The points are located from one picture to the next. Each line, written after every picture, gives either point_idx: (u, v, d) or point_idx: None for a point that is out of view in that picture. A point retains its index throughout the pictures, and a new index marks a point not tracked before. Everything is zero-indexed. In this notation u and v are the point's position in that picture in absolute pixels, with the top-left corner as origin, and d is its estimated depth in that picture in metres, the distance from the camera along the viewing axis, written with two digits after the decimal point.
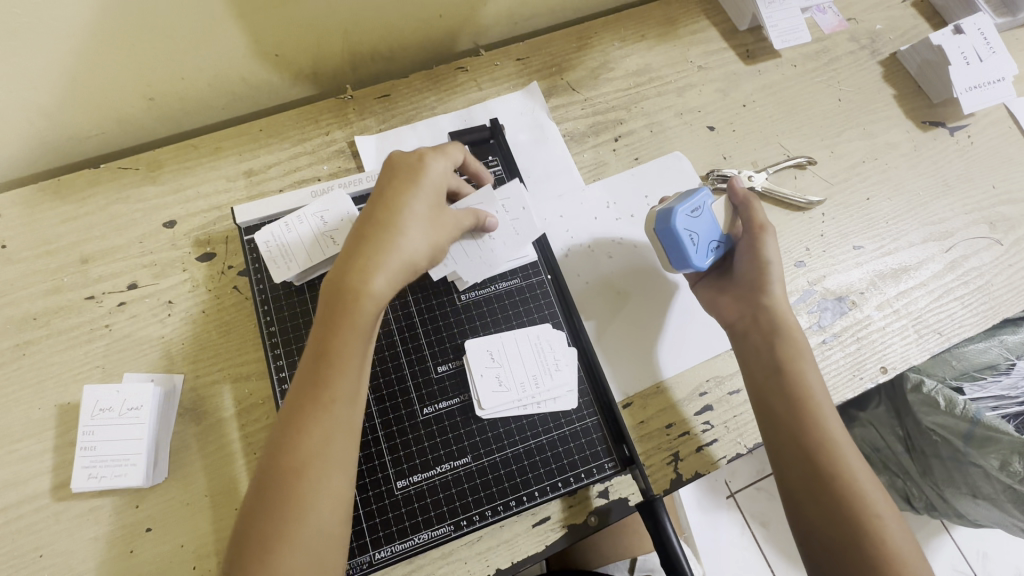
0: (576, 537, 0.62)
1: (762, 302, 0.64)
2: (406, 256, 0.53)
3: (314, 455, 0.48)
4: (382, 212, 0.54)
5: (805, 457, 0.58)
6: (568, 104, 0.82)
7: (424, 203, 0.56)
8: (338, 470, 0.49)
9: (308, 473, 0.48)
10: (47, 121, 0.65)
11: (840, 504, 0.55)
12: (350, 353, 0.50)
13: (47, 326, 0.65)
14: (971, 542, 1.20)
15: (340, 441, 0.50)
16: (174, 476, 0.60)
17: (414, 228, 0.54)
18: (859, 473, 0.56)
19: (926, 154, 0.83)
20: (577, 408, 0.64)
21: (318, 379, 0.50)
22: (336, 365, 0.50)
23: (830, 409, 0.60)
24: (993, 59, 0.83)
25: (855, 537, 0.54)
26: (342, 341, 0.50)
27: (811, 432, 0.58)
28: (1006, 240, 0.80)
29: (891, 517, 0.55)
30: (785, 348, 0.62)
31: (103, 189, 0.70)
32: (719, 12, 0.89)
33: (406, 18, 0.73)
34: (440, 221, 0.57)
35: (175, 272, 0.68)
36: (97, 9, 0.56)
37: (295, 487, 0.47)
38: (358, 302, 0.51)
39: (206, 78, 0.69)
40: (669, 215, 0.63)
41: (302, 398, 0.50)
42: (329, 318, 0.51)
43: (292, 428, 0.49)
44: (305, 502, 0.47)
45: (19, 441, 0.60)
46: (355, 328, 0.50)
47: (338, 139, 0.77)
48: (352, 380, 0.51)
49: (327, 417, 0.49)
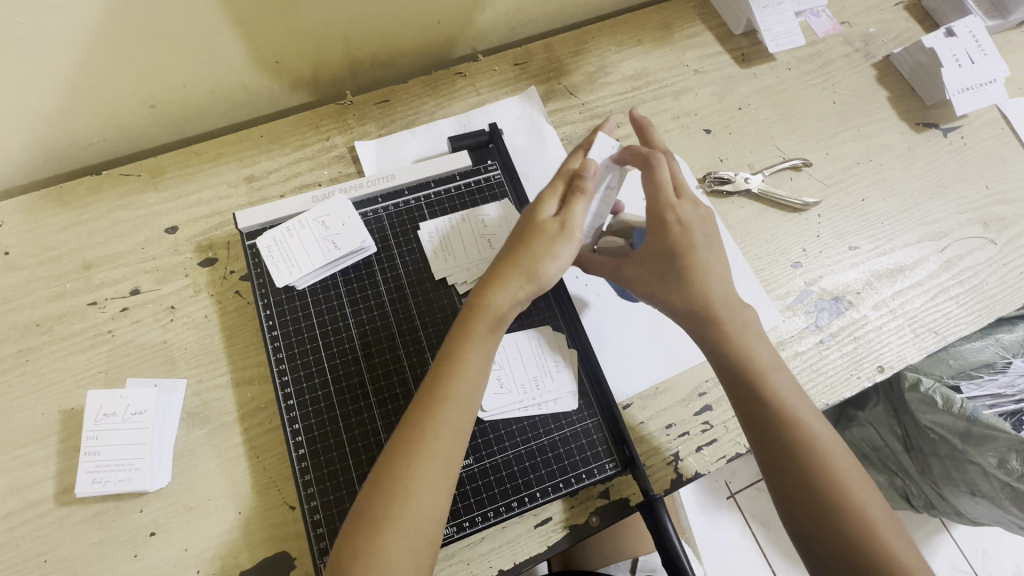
0: (577, 537, 0.63)
1: (696, 292, 0.58)
2: (534, 263, 0.56)
3: (428, 453, 0.50)
4: (524, 239, 0.57)
5: (794, 468, 0.53)
6: (565, 108, 0.83)
7: (556, 231, 0.57)
8: (442, 471, 0.50)
9: (415, 466, 0.49)
10: (50, 128, 0.66)
11: (837, 515, 0.51)
12: (475, 360, 0.54)
13: (50, 332, 0.65)
14: (971, 540, 1.20)
15: (448, 443, 0.51)
16: (177, 480, 0.61)
17: (540, 237, 0.57)
18: (842, 467, 0.53)
19: (919, 155, 0.84)
20: (577, 410, 0.65)
21: (446, 383, 0.53)
22: (456, 367, 0.53)
23: (811, 412, 0.56)
24: (985, 61, 0.84)
25: (856, 548, 0.50)
26: (473, 354, 0.54)
27: (786, 429, 0.54)
28: (1000, 239, 0.80)
29: (885, 516, 0.52)
30: (751, 349, 0.57)
31: (104, 196, 0.71)
32: (713, 16, 0.90)
33: (405, 24, 0.74)
34: (573, 231, 0.57)
35: (177, 278, 0.69)
36: (99, 19, 0.57)
37: (404, 483, 0.49)
38: (483, 318, 0.55)
39: (208, 85, 0.70)
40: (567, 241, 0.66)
41: (422, 396, 0.53)
42: (457, 326, 0.56)
43: (409, 422, 0.52)
44: (411, 494, 0.48)
45: (23, 446, 0.61)
46: (478, 337, 0.55)
47: (338, 144, 0.77)
48: (470, 386, 0.53)
49: (440, 417, 0.51)
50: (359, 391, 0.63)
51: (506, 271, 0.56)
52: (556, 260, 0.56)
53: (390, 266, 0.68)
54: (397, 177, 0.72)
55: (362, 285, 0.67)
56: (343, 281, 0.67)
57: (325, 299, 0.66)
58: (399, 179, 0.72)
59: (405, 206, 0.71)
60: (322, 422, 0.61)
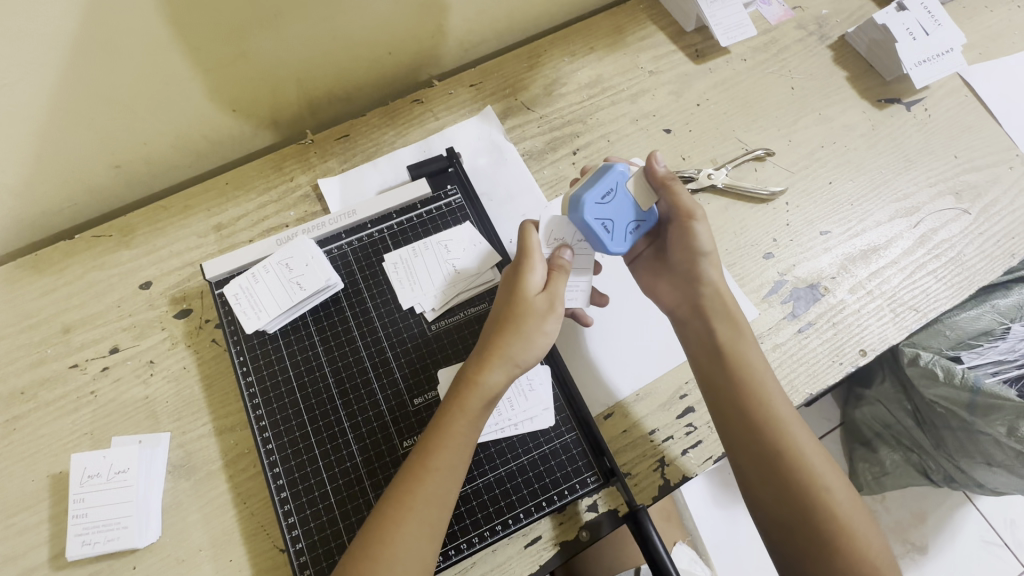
0: (568, 553, 0.63)
1: (700, 290, 0.63)
2: (524, 343, 0.56)
3: (408, 519, 0.51)
4: (509, 314, 0.57)
5: (772, 475, 0.54)
6: (523, 123, 0.83)
7: (540, 310, 0.58)
8: (424, 540, 0.51)
9: (400, 534, 0.50)
10: (19, 200, 0.67)
11: (814, 523, 0.52)
12: (461, 432, 0.54)
13: (35, 399, 0.66)
14: (997, 510, 1.17)
15: (432, 509, 0.52)
16: (167, 534, 0.61)
17: (529, 314, 0.57)
18: (837, 491, 0.53)
19: (884, 132, 0.84)
20: (555, 426, 0.64)
21: (429, 451, 0.53)
22: (445, 438, 0.54)
23: (805, 432, 0.56)
24: (940, 32, 0.84)
25: (830, 552, 0.51)
26: (456, 425, 0.54)
27: (791, 450, 0.55)
28: (974, 208, 0.79)
29: (872, 535, 0.53)
30: (734, 355, 0.60)
31: (78, 260, 0.72)
32: (665, 15, 0.90)
33: (356, 60, 0.76)
34: (557, 307, 0.58)
35: (155, 332, 0.70)
36: (51, 91, 0.58)
37: (385, 549, 0.50)
38: (467, 388, 0.55)
39: (169, 141, 0.71)
40: (577, 208, 0.60)
41: (411, 464, 0.54)
42: (446, 396, 0.56)
43: (397, 489, 0.52)
44: (391, 559, 0.49)
45: (15, 514, 0.62)
46: (462, 408, 0.54)
47: (302, 183, 0.78)
48: (458, 459, 0.54)
49: (428, 488, 0.52)
50: (336, 429, 0.63)
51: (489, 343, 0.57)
52: (538, 342, 0.57)
53: (358, 300, 0.69)
54: (358, 212, 0.72)
55: (331, 321, 0.68)
56: (313, 320, 0.67)
57: (296, 339, 0.66)
58: (361, 213, 0.72)
59: (369, 239, 0.72)
60: (301, 462, 0.62)
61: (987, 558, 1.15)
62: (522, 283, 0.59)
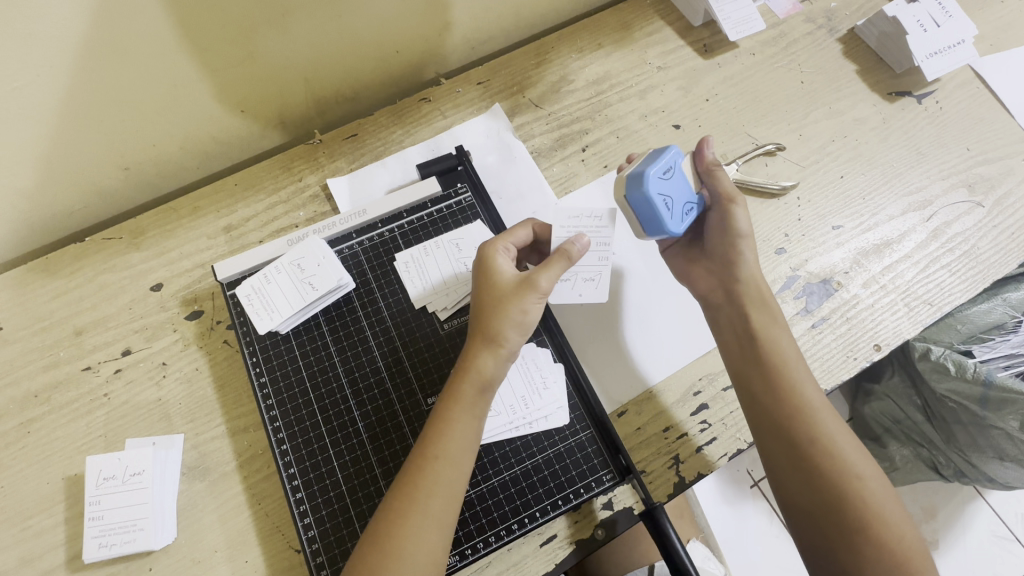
0: (585, 551, 0.62)
1: (734, 275, 0.62)
2: (506, 325, 0.56)
3: (415, 512, 0.51)
4: (494, 302, 0.57)
5: (795, 464, 0.55)
6: (532, 120, 0.83)
7: (518, 292, 0.57)
8: (435, 530, 0.51)
9: (408, 527, 0.50)
10: (29, 204, 0.67)
11: (836, 508, 0.52)
12: (461, 421, 0.54)
13: (48, 402, 0.66)
14: (1008, 505, 1.17)
15: (440, 502, 0.52)
16: (183, 535, 0.61)
17: (510, 298, 0.57)
18: (859, 476, 0.53)
19: (895, 126, 0.83)
20: (570, 424, 0.64)
21: (431, 443, 0.53)
22: (443, 428, 0.54)
23: (828, 417, 0.56)
24: (951, 23, 0.83)
25: (861, 542, 0.51)
26: (456, 417, 0.54)
27: (806, 435, 0.55)
28: (987, 201, 0.79)
29: (899, 521, 0.53)
30: (756, 346, 0.60)
31: (88, 262, 0.72)
32: (672, 10, 0.90)
33: (364, 59, 0.75)
34: (534, 282, 0.57)
35: (166, 334, 0.70)
36: (60, 93, 0.58)
37: (395, 542, 0.49)
38: (465, 379, 0.55)
39: (178, 142, 0.71)
40: (641, 180, 0.58)
41: (415, 457, 0.54)
42: (447, 389, 0.56)
43: (403, 483, 0.52)
44: (402, 550, 0.49)
45: (32, 517, 0.62)
46: (461, 398, 0.54)
47: (311, 184, 0.78)
48: (462, 450, 0.54)
49: (433, 479, 0.52)
50: (351, 429, 0.63)
51: (481, 333, 0.56)
52: (520, 320, 0.56)
53: (370, 300, 0.69)
54: (368, 212, 0.72)
55: (344, 322, 0.67)
56: (325, 320, 0.67)
57: (308, 339, 0.66)
58: (372, 213, 0.72)
59: (380, 238, 0.72)
60: (316, 462, 0.62)
61: (999, 554, 1.14)
62: (505, 270, 0.59)
